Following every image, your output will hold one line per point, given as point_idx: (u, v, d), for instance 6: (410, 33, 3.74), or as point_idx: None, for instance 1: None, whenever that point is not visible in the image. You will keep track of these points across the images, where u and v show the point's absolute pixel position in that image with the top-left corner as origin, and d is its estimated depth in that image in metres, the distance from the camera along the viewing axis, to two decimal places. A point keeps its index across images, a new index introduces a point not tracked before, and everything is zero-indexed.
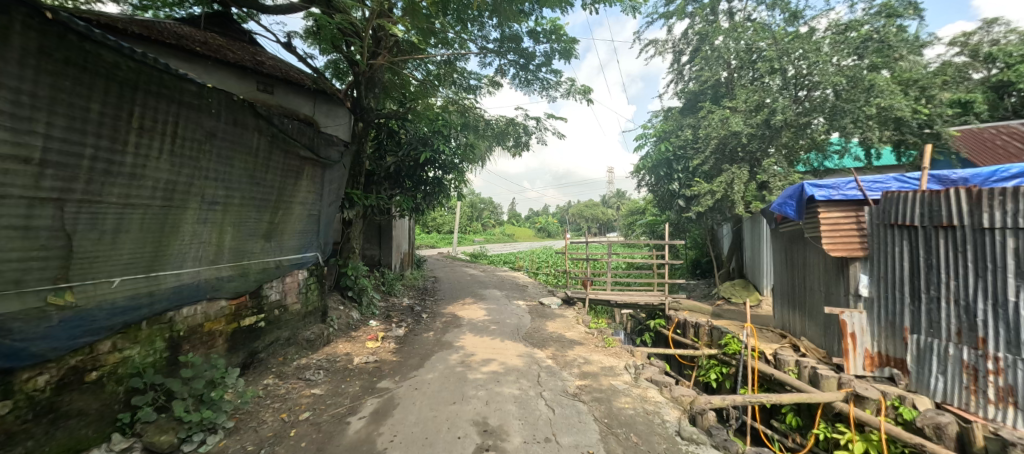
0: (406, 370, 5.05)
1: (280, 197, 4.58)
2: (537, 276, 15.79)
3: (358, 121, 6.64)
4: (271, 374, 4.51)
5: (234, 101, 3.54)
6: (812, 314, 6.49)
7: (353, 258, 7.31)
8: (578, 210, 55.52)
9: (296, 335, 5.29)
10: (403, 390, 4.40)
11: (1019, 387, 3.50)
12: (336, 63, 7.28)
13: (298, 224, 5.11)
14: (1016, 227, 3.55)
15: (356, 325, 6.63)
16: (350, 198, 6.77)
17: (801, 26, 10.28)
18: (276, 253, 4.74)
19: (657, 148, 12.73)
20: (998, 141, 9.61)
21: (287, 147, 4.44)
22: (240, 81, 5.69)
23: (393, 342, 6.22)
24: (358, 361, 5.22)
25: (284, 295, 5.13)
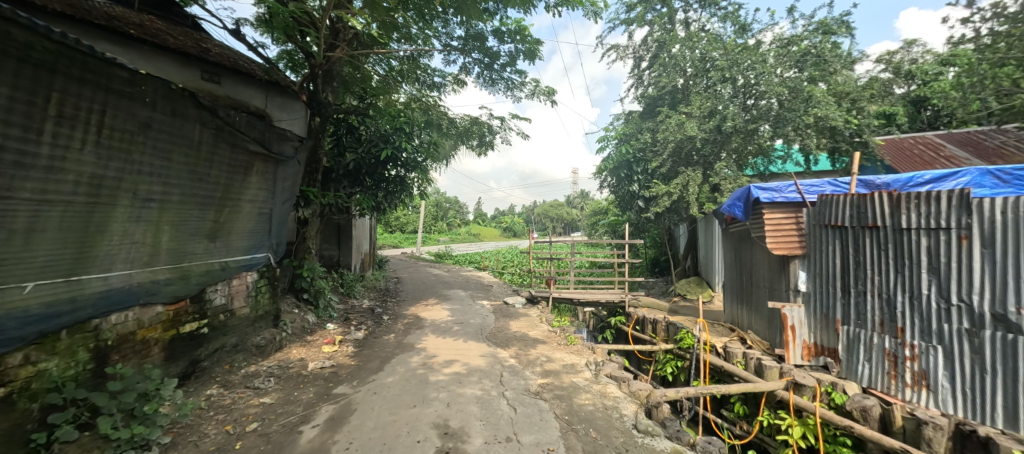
0: (365, 374, 4.94)
1: (227, 194, 4.35)
2: (502, 275, 15.84)
3: (315, 116, 6.43)
4: (215, 384, 4.28)
5: (173, 90, 3.34)
6: (758, 309, 6.91)
7: (309, 259, 7.05)
8: (543, 211, 56.04)
9: (244, 341, 5.05)
10: (360, 395, 4.30)
11: (930, 371, 3.88)
12: (290, 54, 6.99)
13: (247, 223, 4.88)
14: (929, 227, 3.93)
15: (312, 329, 6.41)
16: (305, 196, 6.52)
17: (750, 38, 10.92)
18: (221, 254, 4.49)
19: (618, 150, 13.14)
20: (917, 149, 10.60)
21: (234, 142, 4.23)
22: (181, 69, 5.33)
23: (351, 346, 6.06)
24: (313, 366, 5.05)
25: (230, 299, 4.87)
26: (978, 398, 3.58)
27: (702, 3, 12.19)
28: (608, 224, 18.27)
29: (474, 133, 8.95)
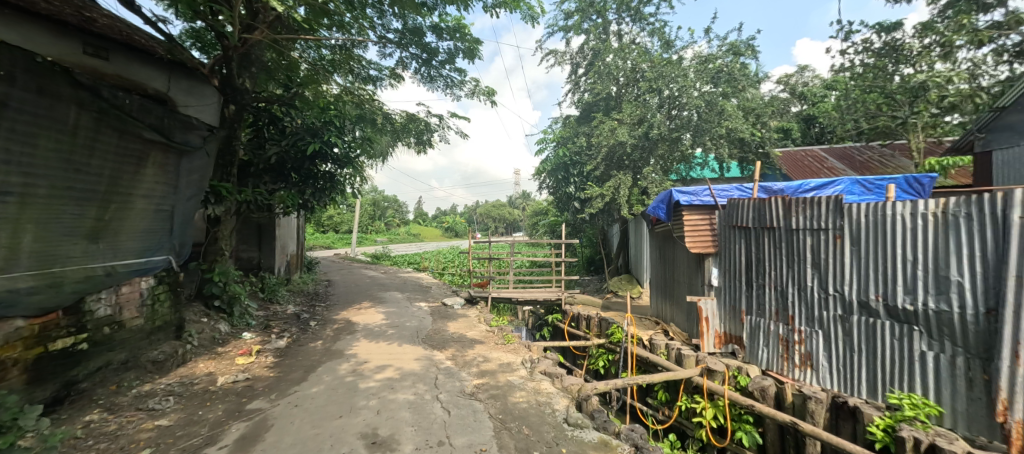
0: (285, 386, 4.65)
1: (114, 186, 3.90)
2: (442, 276, 15.65)
3: (230, 104, 5.99)
4: (97, 408, 3.79)
5: (39, 63, 3.05)
6: (678, 303, 7.50)
7: (222, 262, 6.48)
8: (485, 211, 56.02)
9: (137, 357, 4.53)
10: (278, 410, 4.05)
11: (814, 353, 4.47)
12: (199, 34, 6.39)
13: (141, 221, 4.38)
14: (813, 228, 4.52)
15: (225, 339, 5.90)
16: (216, 192, 5.87)
17: (674, 53, 11.80)
18: (106, 258, 3.95)
19: (556, 152, 13.62)
20: (807, 161, 12.08)
21: (123, 128, 3.85)
22: (54, 40, 4.17)
23: (270, 356, 5.67)
24: (223, 381, 4.66)
25: (118, 309, 4.32)
26: (848, 374, 4.20)
27: (633, 17, 12.95)
28: (547, 224, 18.73)
29: (411, 130, 8.79)
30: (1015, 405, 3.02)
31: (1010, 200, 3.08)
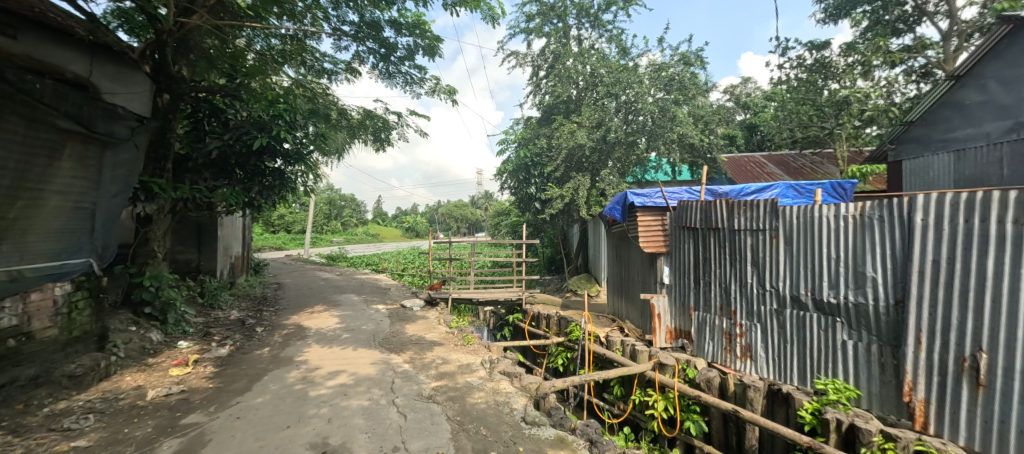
0: (226, 397, 4.42)
1: (21, 181, 3.60)
2: (402, 277, 15.38)
3: (163, 93, 5.66)
4: (1, 430, 3.39)
5: None
6: (633, 301, 7.81)
7: (154, 266, 6.08)
8: (447, 211, 55.34)
9: (51, 372, 4.12)
10: (218, 423, 3.83)
11: (753, 344, 4.82)
12: (128, 15, 5.90)
13: (54, 220, 4.03)
14: (753, 228, 4.86)
15: (157, 349, 5.50)
16: (147, 189, 5.41)
17: (630, 60, 12.26)
18: (10, 262, 3.58)
19: (518, 153, 13.76)
20: (750, 166, 12.91)
21: (34, 115, 3.64)
22: None
23: (210, 366, 5.36)
24: (155, 394, 4.34)
25: (25, 320, 3.90)
26: (783, 364, 4.55)
27: (592, 23, 13.32)
28: (509, 224, 18.84)
29: (368, 127, 8.61)
30: (918, 385, 3.40)
31: (914, 203, 3.46)
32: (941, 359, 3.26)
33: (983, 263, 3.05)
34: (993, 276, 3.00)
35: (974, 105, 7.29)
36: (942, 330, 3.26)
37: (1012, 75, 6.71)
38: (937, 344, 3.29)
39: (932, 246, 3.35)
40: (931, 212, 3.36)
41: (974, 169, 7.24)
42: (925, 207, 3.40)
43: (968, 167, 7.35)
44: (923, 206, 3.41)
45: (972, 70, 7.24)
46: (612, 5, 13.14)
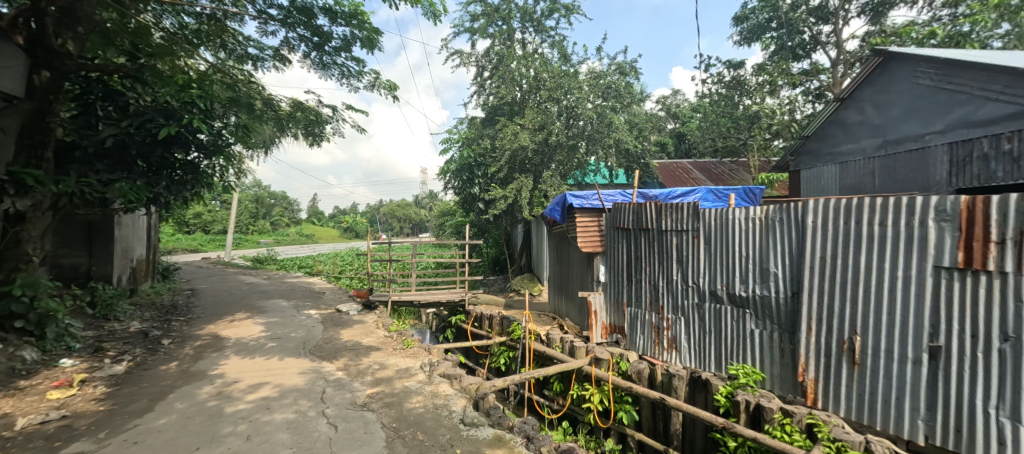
0: (121, 420, 3.92)
1: None
2: (338, 280, 14.63)
3: (41, 69, 4.92)
4: None
5: None
6: (572, 299, 8.03)
7: (30, 272, 5.26)
8: (389, 210, 53.33)
9: None
10: (111, 450, 3.38)
11: (678, 336, 5.15)
12: None
13: None
14: (678, 228, 5.18)
15: (31, 369, 4.74)
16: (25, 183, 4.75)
17: (571, 66, 12.61)
18: None
19: (461, 153, 13.62)
20: (679, 171, 13.79)
21: None
22: None
23: (102, 386, 4.72)
24: (27, 422, 3.74)
25: None
26: (702, 353, 4.90)
27: (535, 28, 13.54)
28: (453, 224, 18.58)
29: (299, 120, 8.08)
30: (809, 366, 3.83)
31: (807, 206, 3.88)
32: (826, 343, 3.71)
33: (858, 258, 3.51)
34: (866, 270, 3.45)
35: (853, 124, 8.35)
36: (827, 318, 3.70)
37: (882, 99, 7.72)
38: (824, 330, 3.73)
39: (821, 244, 3.78)
40: (820, 214, 3.79)
41: (854, 178, 8.32)
42: (815, 210, 3.82)
43: (850, 176, 8.43)
44: (813, 209, 3.84)
45: (853, 94, 8.28)
46: (554, 11, 13.44)
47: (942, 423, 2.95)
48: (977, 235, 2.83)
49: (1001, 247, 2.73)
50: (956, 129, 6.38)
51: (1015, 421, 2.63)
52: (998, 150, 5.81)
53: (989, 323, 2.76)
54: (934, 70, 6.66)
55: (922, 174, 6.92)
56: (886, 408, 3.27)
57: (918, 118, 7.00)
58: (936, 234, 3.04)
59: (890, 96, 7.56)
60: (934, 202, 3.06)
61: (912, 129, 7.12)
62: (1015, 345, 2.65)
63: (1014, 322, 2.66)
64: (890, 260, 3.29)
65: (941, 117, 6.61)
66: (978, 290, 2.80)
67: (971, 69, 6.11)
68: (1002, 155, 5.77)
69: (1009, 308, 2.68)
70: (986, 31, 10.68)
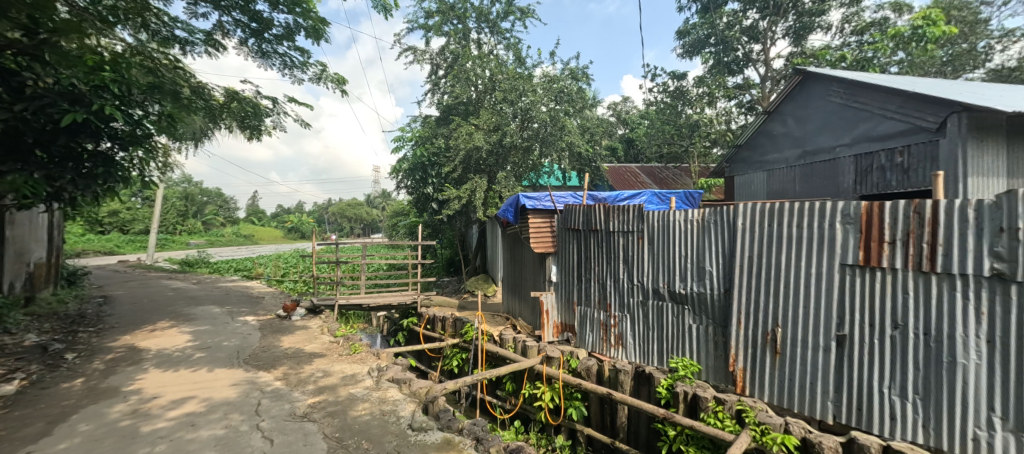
0: (10, 448, 3.44)
1: None
2: (280, 283, 13.79)
3: None
4: None
5: None
6: (525, 299, 8.07)
7: None
8: (338, 210, 51.12)
9: None
10: None
11: (624, 333, 5.32)
12: None
13: None
14: (624, 229, 5.34)
15: None
16: None
17: (526, 69, 12.73)
18: None
19: (414, 152, 13.32)
20: (627, 175, 14.29)
21: None
22: None
23: None
24: None
25: None
26: (646, 348, 5.09)
27: (491, 29, 13.52)
28: (406, 225, 18.10)
29: (233, 111, 7.52)
30: (739, 357, 4.12)
31: (737, 210, 4.15)
32: (753, 335, 4.01)
33: (780, 257, 3.82)
34: (787, 268, 3.77)
35: (778, 135, 9.03)
36: (755, 312, 4.00)
37: (801, 114, 8.42)
38: (751, 323, 4.03)
39: (749, 244, 4.06)
40: (748, 217, 4.07)
41: (779, 184, 9.01)
42: (744, 213, 4.10)
43: (775, 182, 9.09)
44: (743, 212, 4.12)
45: (779, 107, 8.97)
46: (510, 14, 13.49)
47: (847, 402, 3.36)
48: (874, 237, 3.24)
49: (892, 246, 3.16)
50: (861, 143, 7.14)
51: (901, 398, 3.10)
52: (892, 162, 6.59)
53: (883, 314, 3.19)
54: (844, 90, 7.40)
55: (833, 182, 7.67)
56: (803, 391, 3.64)
57: (830, 131, 7.75)
58: (841, 234, 3.43)
59: (808, 111, 8.26)
60: (840, 206, 3.44)
61: (826, 141, 7.85)
62: (902, 332, 3.10)
63: (902, 313, 3.11)
64: (807, 259, 3.65)
65: (849, 132, 7.37)
66: (876, 285, 3.23)
67: (873, 90, 6.86)
68: (895, 167, 6.56)
69: (899, 301, 3.12)
70: (885, 57, 12.05)
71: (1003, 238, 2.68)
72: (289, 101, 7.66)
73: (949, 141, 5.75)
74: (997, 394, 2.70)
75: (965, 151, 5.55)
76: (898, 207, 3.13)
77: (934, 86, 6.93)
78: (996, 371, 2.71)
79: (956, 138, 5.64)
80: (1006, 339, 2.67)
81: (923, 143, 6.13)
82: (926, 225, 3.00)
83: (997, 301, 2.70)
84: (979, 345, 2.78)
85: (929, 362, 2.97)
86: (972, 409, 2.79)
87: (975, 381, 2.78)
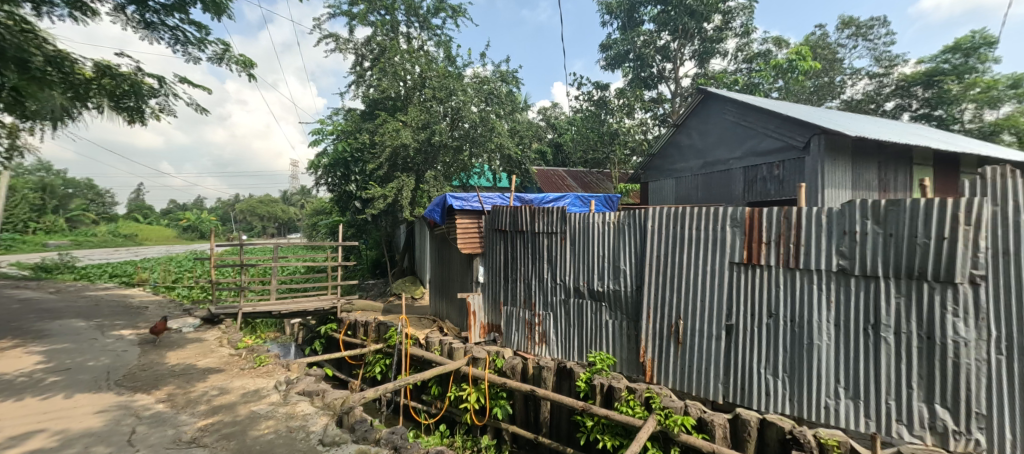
0: None
1: None
2: (171, 290, 12.11)
3: None
4: None
5: None
6: (452, 301, 7.91)
7: None
8: (245, 207, 46.37)
9: None
10: None
11: (547, 330, 5.41)
12: None
13: None
14: (548, 230, 5.42)
15: None
16: None
17: (457, 67, 12.53)
18: None
19: (336, 146, 12.48)
20: (555, 178, 14.66)
21: None
22: None
23: None
24: None
25: None
26: (567, 344, 5.22)
27: (421, 24, 13.11)
28: (326, 224, 16.93)
29: (106, 88, 6.43)
30: (647, 348, 4.37)
31: (646, 213, 4.41)
32: (658, 327, 4.28)
33: (681, 256, 4.13)
34: (686, 266, 4.09)
35: (685, 146, 9.81)
36: (659, 306, 4.28)
37: (704, 128, 9.21)
38: (657, 317, 4.29)
39: (656, 244, 4.34)
40: (656, 219, 4.34)
41: (685, 190, 9.77)
42: (652, 216, 4.37)
43: (683, 189, 9.85)
44: (652, 215, 4.38)
45: (686, 121, 9.73)
46: (440, 11, 13.18)
47: (734, 383, 3.77)
48: (755, 238, 3.69)
49: (768, 247, 3.63)
50: (748, 157, 8.01)
51: (774, 376, 3.57)
52: (771, 174, 7.51)
53: (763, 304, 3.65)
54: (736, 109, 8.25)
55: (727, 191, 8.51)
56: (699, 376, 3.99)
57: (725, 145, 8.59)
58: (729, 236, 3.84)
59: (709, 126, 9.07)
60: (730, 211, 3.85)
61: (722, 154, 8.69)
62: (775, 320, 3.58)
63: (776, 304, 3.58)
64: (703, 258, 3.99)
65: (739, 147, 8.23)
66: (757, 280, 3.68)
67: (758, 111, 7.75)
68: (774, 179, 7.47)
69: (773, 293, 3.60)
70: (769, 84, 13.73)
71: (846, 239, 3.27)
72: (181, 81, 6.71)
73: (812, 159, 6.74)
74: (841, 368, 3.27)
75: (823, 169, 6.56)
76: (773, 212, 3.60)
77: (806, 111, 8.01)
78: (840, 350, 3.29)
79: (817, 156, 6.63)
80: (848, 323, 3.25)
81: (794, 159, 7.10)
82: (793, 227, 3.50)
83: (843, 291, 3.29)
84: (830, 328, 3.33)
85: (794, 345, 3.47)
86: (824, 382, 3.33)
87: (827, 360, 3.32)
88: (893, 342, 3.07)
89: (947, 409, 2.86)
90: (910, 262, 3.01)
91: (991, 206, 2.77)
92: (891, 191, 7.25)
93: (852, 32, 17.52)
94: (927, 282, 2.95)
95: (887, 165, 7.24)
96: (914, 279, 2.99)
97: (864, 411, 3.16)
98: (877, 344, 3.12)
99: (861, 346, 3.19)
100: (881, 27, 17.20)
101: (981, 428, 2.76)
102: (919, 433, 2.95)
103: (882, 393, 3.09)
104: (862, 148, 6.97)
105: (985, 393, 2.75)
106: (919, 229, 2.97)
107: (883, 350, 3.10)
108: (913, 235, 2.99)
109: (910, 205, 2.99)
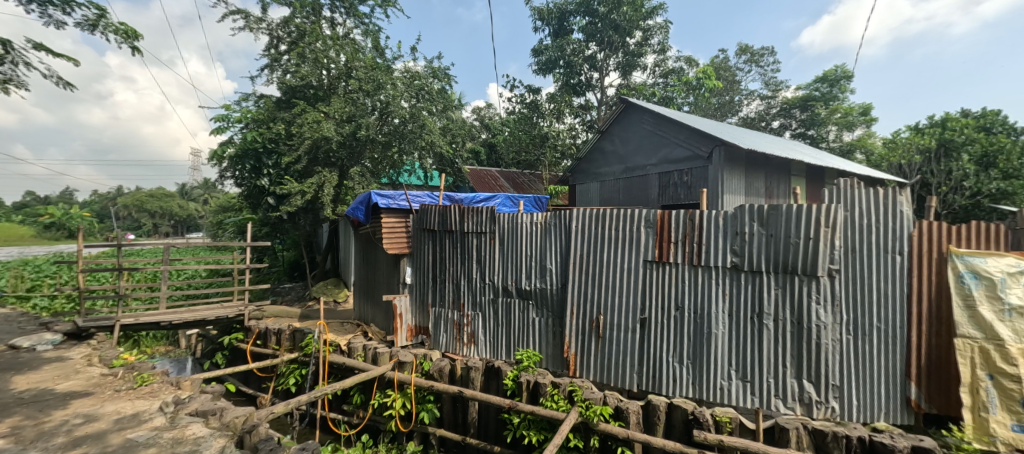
0: None
1: None
2: (27, 299, 10.14)
3: None
4: None
5: None
6: (377, 304, 7.52)
7: None
8: (131, 202, 40.45)
9: None
10: None
11: (476, 330, 5.33)
12: None
13: None
14: (477, 230, 5.34)
15: None
16: None
17: (385, 59, 11.98)
18: None
19: (245, 135, 11.28)
20: (487, 178, 14.67)
21: None
22: None
23: None
24: None
25: None
26: (495, 343, 5.19)
27: (346, 10, 12.34)
28: (234, 222, 15.31)
29: None
30: (570, 343, 4.47)
31: (569, 214, 4.53)
32: (580, 323, 4.41)
33: (601, 254, 4.29)
34: (605, 264, 4.26)
35: (608, 152, 10.28)
36: (580, 302, 4.41)
37: (625, 135, 9.74)
38: (580, 313, 4.41)
39: (578, 243, 4.47)
40: (578, 220, 4.47)
41: (609, 193, 10.24)
42: (574, 216, 4.49)
43: (606, 192, 10.31)
44: (574, 216, 4.49)
45: (609, 128, 10.21)
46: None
47: (646, 372, 3.99)
48: (663, 238, 3.94)
49: (674, 246, 3.89)
50: (663, 164, 8.60)
51: (679, 363, 3.83)
52: (681, 180, 8.14)
53: (670, 298, 3.90)
54: (653, 120, 8.83)
55: (644, 195, 9.07)
56: (616, 366, 4.17)
57: (643, 152, 9.14)
58: (642, 235, 4.06)
59: (629, 134, 9.60)
60: (643, 213, 4.07)
61: (640, 160, 9.25)
62: (680, 312, 3.85)
63: (682, 296, 3.84)
64: (619, 256, 4.18)
65: (655, 154, 8.81)
66: (665, 276, 3.93)
67: (671, 123, 8.35)
68: (683, 184, 8.10)
69: (679, 287, 3.86)
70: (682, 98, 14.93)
71: (737, 238, 3.61)
72: (36, 48, 5.61)
73: (714, 168, 7.40)
74: (733, 352, 3.60)
75: (723, 177, 7.25)
76: (678, 214, 3.87)
77: (712, 125, 8.80)
78: (734, 338, 3.61)
79: (718, 165, 7.31)
80: (739, 312, 3.60)
81: (700, 167, 7.75)
82: (695, 228, 3.79)
83: (735, 285, 3.62)
84: (724, 318, 3.66)
85: (696, 334, 3.76)
86: (719, 366, 3.65)
87: (722, 346, 3.64)
88: (773, 328, 3.46)
89: (812, 382, 3.33)
90: (787, 258, 3.41)
91: (844, 211, 3.24)
92: (775, 198, 8.22)
93: (748, 58, 19.72)
94: (798, 275, 3.37)
95: (772, 175, 8.19)
96: (789, 273, 3.40)
97: (751, 389, 3.52)
98: (761, 330, 3.50)
99: (749, 332, 3.54)
100: (769, 56, 19.53)
101: (835, 398, 3.26)
102: (791, 405, 3.37)
103: (764, 373, 3.47)
104: (755, 160, 7.82)
105: (839, 367, 3.25)
106: (793, 230, 3.37)
107: (765, 336, 3.48)
108: (788, 235, 3.40)
109: (788, 209, 3.38)
